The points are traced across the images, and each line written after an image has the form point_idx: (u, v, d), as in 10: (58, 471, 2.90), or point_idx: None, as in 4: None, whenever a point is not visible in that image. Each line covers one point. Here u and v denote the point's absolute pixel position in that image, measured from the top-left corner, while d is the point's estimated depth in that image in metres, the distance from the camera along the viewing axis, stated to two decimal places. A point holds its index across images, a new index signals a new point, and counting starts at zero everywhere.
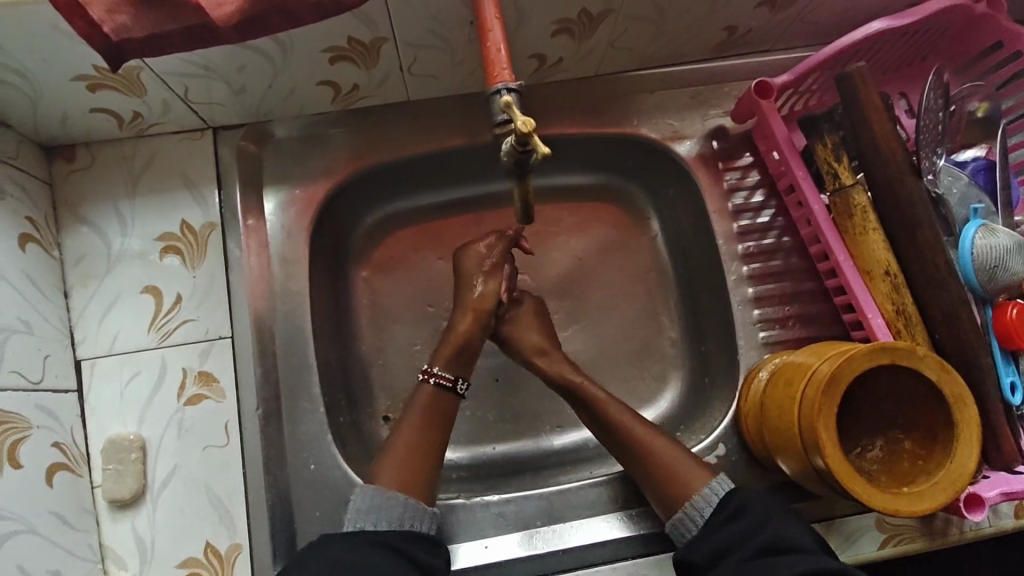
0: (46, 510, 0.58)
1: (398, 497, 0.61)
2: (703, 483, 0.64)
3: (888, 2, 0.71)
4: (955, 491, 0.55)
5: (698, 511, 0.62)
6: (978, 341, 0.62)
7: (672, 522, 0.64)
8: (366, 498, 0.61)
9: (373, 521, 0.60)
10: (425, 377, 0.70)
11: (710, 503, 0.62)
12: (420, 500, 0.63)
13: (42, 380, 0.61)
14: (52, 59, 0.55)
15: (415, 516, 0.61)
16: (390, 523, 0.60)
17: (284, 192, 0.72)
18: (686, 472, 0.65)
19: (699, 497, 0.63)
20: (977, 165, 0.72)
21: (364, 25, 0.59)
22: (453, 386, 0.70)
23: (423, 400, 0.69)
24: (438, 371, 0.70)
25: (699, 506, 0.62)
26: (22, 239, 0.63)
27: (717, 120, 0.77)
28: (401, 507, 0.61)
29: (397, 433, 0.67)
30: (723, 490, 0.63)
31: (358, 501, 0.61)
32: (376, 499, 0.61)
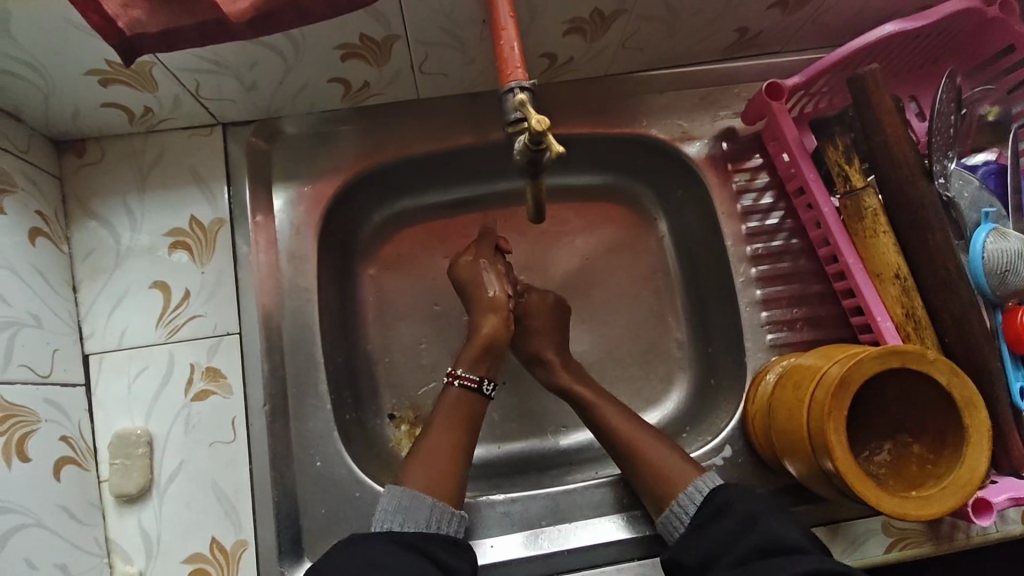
0: (54, 504, 0.58)
1: (427, 499, 0.61)
2: (689, 481, 0.64)
3: (901, 4, 0.70)
4: (964, 496, 0.55)
5: (683, 508, 0.63)
6: (988, 345, 0.62)
7: (663, 520, 0.64)
8: (394, 498, 0.61)
9: (400, 522, 0.60)
10: (449, 380, 0.70)
11: (694, 500, 0.62)
12: (449, 504, 0.62)
13: (51, 374, 0.62)
14: (64, 53, 0.55)
15: (443, 519, 0.61)
16: (417, 525, 0.60)
17: (293, 189, 0.72)
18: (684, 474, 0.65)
19: (683, 494, 0.63)
20: (989, 168, 0.72)
21: (377, 23, 0.59)
22: (478, 387, 0.70)
23: (452, 402, 0.69)
24: (462, 373, 0.70)
25: (683, 504, 0.63)
26: (32, 233, 0.63)
27: (727, 121, 0.77)
28: (428, 508, 0.61)
29: (432, 434, 0.67)
30: (708, 487, 0.63)
31: (385, 502, 0.61)
32: (403, 500, 0.61)
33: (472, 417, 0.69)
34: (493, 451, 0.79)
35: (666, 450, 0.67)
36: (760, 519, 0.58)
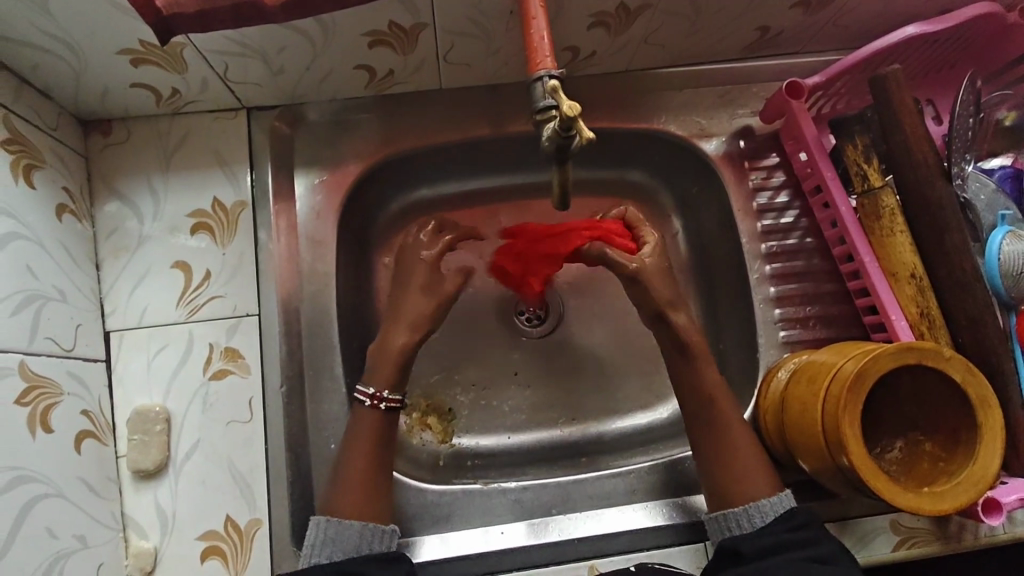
0: (74, 477, 0.59)
1: (354, 525, 0.61)
2: (772, 493, 0.62)
3: (921, 7, 0.71)
4: (977, 491, 0.56)
5: (759, 514, 0.61)
6: (1002, 346, 0.63)
7: (721, 514, 0.63)
8: (320, 529, 0.60)
9: (329, 553, 0.60)
10: (373, 402, 0.65)
11: (775, 512, 0.61)
12: (377, 522, 0.62)
13: (73, 349, 0.62)
14: (99, 31, 0.56)
15: (372, 538, 0.61)
16: (346, 552, 0.60)
17: (314, 175, 0.73)
18: (751, 458, 0.65)
19: (765, 502, 0.62)
20: (1005, 172, 0.72)
21: (406, 10, 0.60)
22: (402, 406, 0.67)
23: (372, 420, 0.65)
24: (387, 395, 0.66)
25: (763, 511, 0.61)
26: (59, 210, 0.63)
27: (745, 120, 0.78)
28: (356, 532, 0.61)
29: (353, 450, 0.64)
30: (788, 505, 0.61)
31: (311, 535, 0.60)
32: (328, 530, 0.60)
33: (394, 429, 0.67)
34: (505, 440, 0.80)
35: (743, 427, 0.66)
36: (795, 522, 0.59)
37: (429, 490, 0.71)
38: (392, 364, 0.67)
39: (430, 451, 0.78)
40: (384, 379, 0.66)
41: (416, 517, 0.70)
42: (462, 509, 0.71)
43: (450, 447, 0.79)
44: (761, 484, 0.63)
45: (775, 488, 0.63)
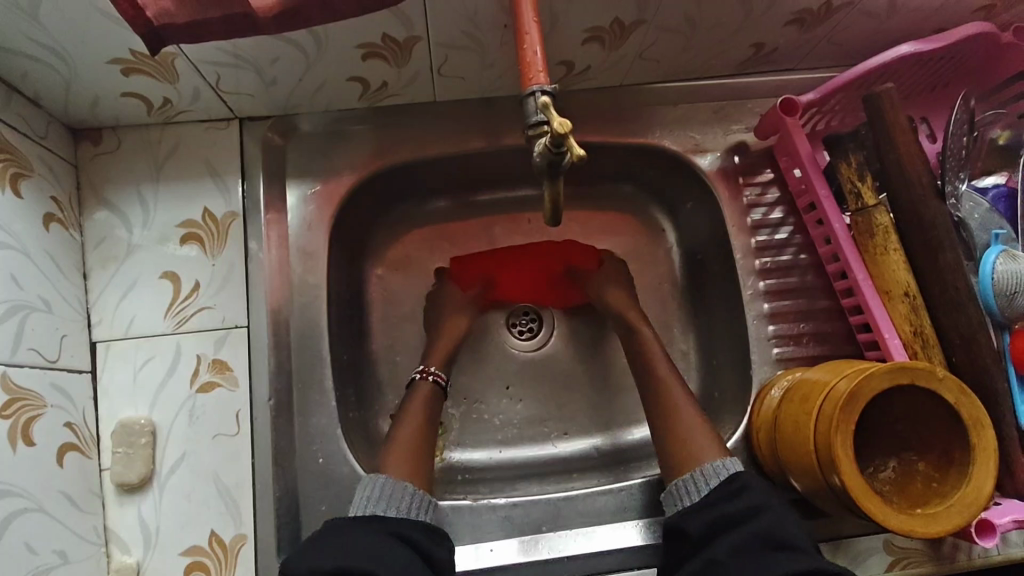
0: (56, 490, 0.58)
1: (410, 488, 0.62)
2: (715, 459, 0.63)
3: (915, 26, 0.71)
4: (970, 514, 0.55)
5: (702, 480, 0.62)
6: (995, 366, 0.63)
7: (672, 487, 0.64)
8: (378, 485, 0.62)
9: (383, 508, 0.61)
10: (422, 375, 0.73)
11: (718, 476, 0.62)
12: (428, 492, 0.64)
13: (58, 359, 0.62)
14: (88, 39, 0.55)
15: (422, 506, 0.62)
16: (399, 511, 0.61)
17: (306, 186, 0.72)
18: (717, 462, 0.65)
19: (709, 468, 0.63)
20: (999, 191, 0.71)
21: (400, 23, 0.60)
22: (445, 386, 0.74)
23: None
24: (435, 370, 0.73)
25: (706, 475, 0.62)
26: (46, 219, 0.63)
27: (739, 135, 0.77)
28: (412, 495, 0.62)
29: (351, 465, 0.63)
30: (733, 469, 0.62)
31: (369, 488, 0.62)
32: (386, 487, 0.62)
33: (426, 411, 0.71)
34: (496, 455, 0.79)
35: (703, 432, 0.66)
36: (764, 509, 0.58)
37: None
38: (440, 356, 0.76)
39: None
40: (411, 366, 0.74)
41: None
42: (451, 524, 0.70)
43: (441, 461, 0.78)
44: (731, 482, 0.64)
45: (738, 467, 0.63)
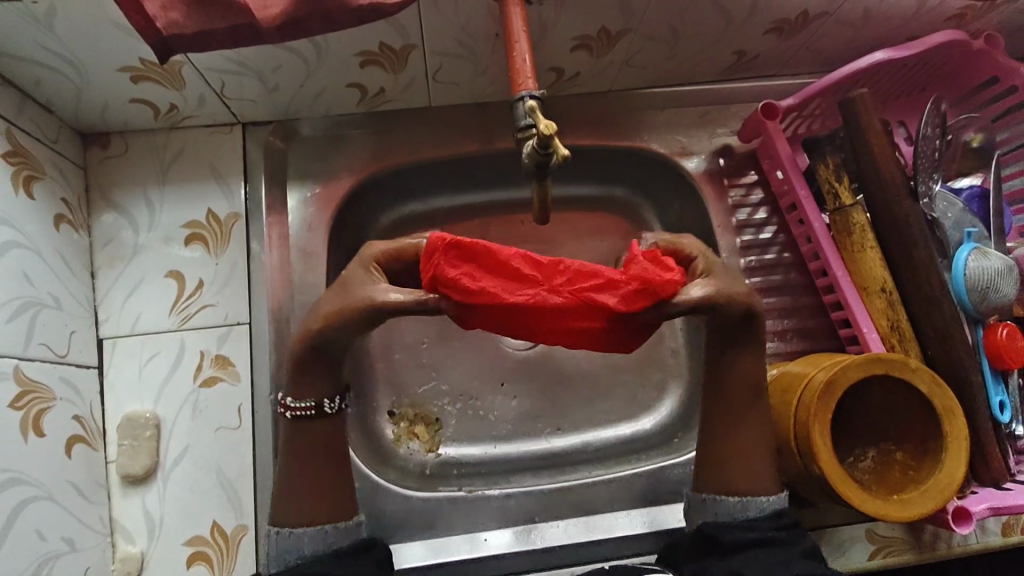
0: (64, 480, 0.60)
1: (310, 527, 0.60)
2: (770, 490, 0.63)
3: (890, 35, 0.74)
4: (942, 501, 0.57)
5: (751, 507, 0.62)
6: (969, 359, 0.65)
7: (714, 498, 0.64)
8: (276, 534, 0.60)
9: (290, 557, 0.60)
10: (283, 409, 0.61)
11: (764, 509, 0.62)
12: (335, 519, 0.61)
13: (67, 354, 0.64)
14: (99, 48, 0.58)
15: (332, 535, 0.61)
16: (307, 551, 0.60)
17: (306, 189, 0.74)
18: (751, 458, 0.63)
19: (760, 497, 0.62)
20: (972, 192, 0.75)
21: (397, 32, 0.62)
22: (317, 410, 0.60)
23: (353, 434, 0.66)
24: (291, 403, 0.60)
25: (758, 506, 0.62)
26: (56, 220, 0.65)
27: (724, 138, 0.81)
28: (313, 533, 0.60)
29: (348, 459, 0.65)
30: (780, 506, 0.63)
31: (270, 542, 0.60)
32: (280, 541, 0.60)
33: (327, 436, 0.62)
34: (491, 450, 0.81)
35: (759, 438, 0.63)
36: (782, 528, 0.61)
37: (414, 497, 0.72)
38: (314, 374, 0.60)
39: (417, 460, 0.79)
40: (312, 389, 0.60)
41: (397, 524, 0.71)
42: (446, 516, 0.72)
43: (437, 457, 0.80)
44: (763, 476, 0.63)
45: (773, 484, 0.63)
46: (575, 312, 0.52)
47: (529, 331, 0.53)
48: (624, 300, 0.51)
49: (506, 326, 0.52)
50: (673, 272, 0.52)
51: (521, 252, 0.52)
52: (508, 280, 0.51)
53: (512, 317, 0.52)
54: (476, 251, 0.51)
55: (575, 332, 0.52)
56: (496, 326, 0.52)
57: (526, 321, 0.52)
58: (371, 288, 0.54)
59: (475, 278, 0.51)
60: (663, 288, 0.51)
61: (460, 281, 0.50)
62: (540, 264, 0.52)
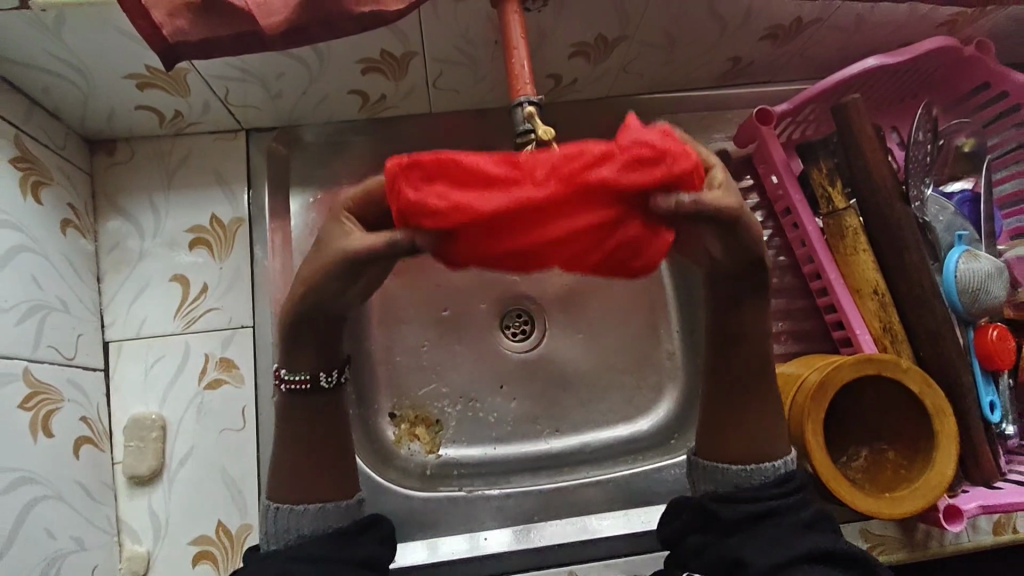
0: (72, 480, 0.62)
1: (311, 505, 0.60)
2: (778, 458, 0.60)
3: (882, 41, 0.76)
4: (932, 498, 0.58)
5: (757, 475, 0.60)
6: (960, 360, 0.66)
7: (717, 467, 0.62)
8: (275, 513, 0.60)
9: (289, 535, 0.59)
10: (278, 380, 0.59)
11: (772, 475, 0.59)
12: (335, 499, 0.61)
13: (75, 357, 0.65)
14: (107, 56, 0.59)
15: (331, 515, 0.60)
16: (305, 529, 0.59)
17: (308, 194, 0.76)
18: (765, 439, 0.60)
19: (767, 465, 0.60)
20: (964, 196, 0.77)
21: (398, 40, 0.64)
22: (313, 384, 0.59)
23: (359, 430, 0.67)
24: (285, 375, 0.58)
25: (764, 472, 0.59)
26: (63, 225, 0.66)
27: (720, 144, 0.82)
28: (313, 511, 0.60)
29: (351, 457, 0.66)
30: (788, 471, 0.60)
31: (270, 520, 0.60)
32: (280, 517, 0.59)
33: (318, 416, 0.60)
34: (490, 451, 0.82)
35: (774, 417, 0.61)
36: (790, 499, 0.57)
37: (415, 496, 0.75)
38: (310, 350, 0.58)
39: (418, 461, 0.81)
40: (307, 362, 0.58)
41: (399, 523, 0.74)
42: (445, 516, 0.75)
43: (437, 457, 0.81)
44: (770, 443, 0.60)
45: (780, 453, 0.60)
46: (568, 207, 0.39)
47: (530, 253, 0.40)
48: (629, 186, 0.39)
49: (500, 249, 0.40)
50: (685, 152, 0.40)
51: (492, 152, 0.40)
52: (479, 189, 0.39)
53: (501, 233, 0.39)
54: (431, 164, 0.39)
55: (577, 246, 0.40)
56: (488, 253, 0.40)
57: (523, 238, 0.40)
58: (341, 238, 0.48)
59: (443, 193, 0.39)
60: (672, 164, 0.39)
61: (424, 201, 0.38)
62: (518, 162, 0.39)
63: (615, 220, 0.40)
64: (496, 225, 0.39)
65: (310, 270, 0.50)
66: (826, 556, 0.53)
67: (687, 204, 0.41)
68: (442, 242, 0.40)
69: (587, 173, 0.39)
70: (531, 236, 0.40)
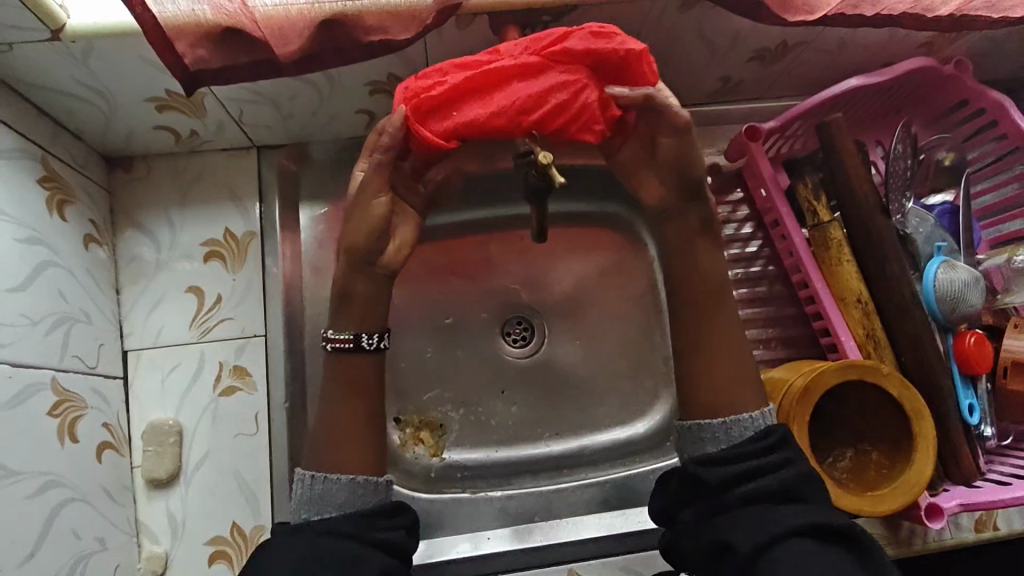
0: (95, 484, 0.65)
1: (342, 480, 0.59)
2: (753, 408, 0.62)
3: (865, 61, 0.79)
4: (912, 496, 0.61)
5: (736, 429, 0.61)
6: (940, 365, 0.70)
7: (696, 425, 0.62)
8: (307, 485, 0.59)
9: (317, 509, 0.58)
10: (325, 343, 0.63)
11: (752, 429, 0.60)
12: (366, 475, 0.60)
13: (97, 366, 0.68)
14: (130, 82, 0.63)
15: (361, 493, 0.59)
16: (335, 507, 0.58)
17: (318, 207, 0.80)
18: (733, 383, 0.63)
19: (746, 416, 0.61)
20: (944, 208, 0.80)
21: (404, 64, 0.67)
22: (355, 345, 0.62)
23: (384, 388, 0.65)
24: (331, 335, 0.62)
25: (743, 426, 0.60)
26: (86, 240, 0.70)
27: (712, 158, 0.85)
28: (343, 487, 0.59)
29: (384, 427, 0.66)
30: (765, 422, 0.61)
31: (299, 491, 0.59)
32: (313, 486, 0.59)
33: (358, 380, 0.62)
34: (492, 454, 0.85)
35: (736, 353, 0.64)
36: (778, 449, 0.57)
37: (420, 498, 0.79)
38: (360, 309, 0.63)
39: (422, 464, 0.83)
40: (352, 320, 0.63)
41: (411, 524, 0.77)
42: (449, 516, 0.79)
43: (441, 460, 0.84)
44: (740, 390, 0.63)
45: (756, 403, 0.62)
46: (530, 73, 0.55)
47: (505, 113, 0.55)
48: (567, 57, 0.54)
49: (482, 113, 0.55)
50: (612, 36, 0.54)
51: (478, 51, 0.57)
52: (472, 66, 0.55)
53: (483, 100, 0.55)
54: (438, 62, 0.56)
55: (546, 105, 0.55)
56: (475, 117, 0.55)
57: (499, 102, 0.55)
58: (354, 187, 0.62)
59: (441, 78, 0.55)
60: (599, 46, 0.54)
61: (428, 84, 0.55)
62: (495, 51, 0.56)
63: (569, 82, 0.55)
64: (477, 97, 0.55)
65: (355, 238, 0.61)
66: (812, 531, 0.51)
67: (623, 93, 0.56)
68: (442, 117, 0.56)
69: (539, 51, 0.54)
70: (503, 100, 0.55)
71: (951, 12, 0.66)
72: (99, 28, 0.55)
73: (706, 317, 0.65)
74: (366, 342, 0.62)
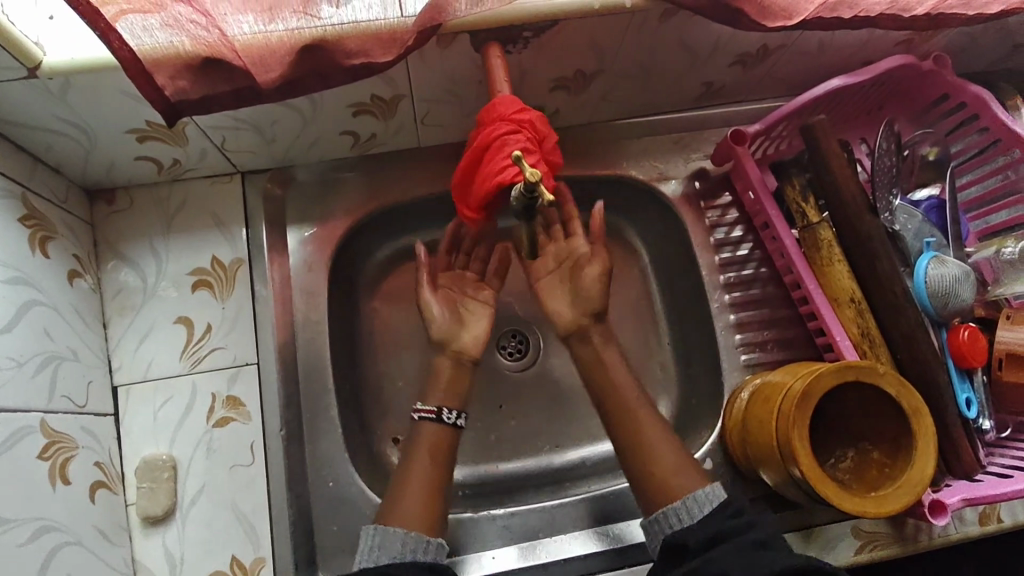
0: (90, 525, 0.63)
1: (400, 531, 0.62)
2: (701, 486, 0.64)
3: (845, 61, 0.80)
4: (915, 495, 0.61)
5: (694, 510, 0.62)
6: (935, 361, 0.70)
7: (658, 516, 0.64)
8: (370, 535, 0.62)
9: (377, 557, 0.61)
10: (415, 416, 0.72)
11: (708, 504, 0.62)
12: (424, 532, 0.63)
13: (86, 405, 0.67)
14: (110, 115, 0.62)
15: (418, 547, 0.62)
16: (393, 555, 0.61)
17: (305, 229, 0.79)
18: (679, 469, 0.65)
19: (699, 494, 0.63)
20: (931, 203, 0.81)
21: (386, 84, 0.67)
22: (439, 417, 0.70)
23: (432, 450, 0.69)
24: (419, 409, 0.71)
25: (697, 505, 0.62)
26: (70, 275, 0.69)
27: (699, 162, 0.86)
28: (401, 538, 0.62)
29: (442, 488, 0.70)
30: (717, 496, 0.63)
31: (363, 542, 0.63)
32: (376, 536, 0.62)
33: (438, 445, 0.69)
34: (492, 469, 0.84)
35: (670, 443, 0.67)
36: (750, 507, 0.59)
37: None
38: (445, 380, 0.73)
39: None
40: (437, 398, 0.72)
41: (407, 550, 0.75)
42: (457, 537, 0.76)
43: None
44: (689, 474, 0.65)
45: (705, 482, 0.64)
46: (501, 141, 0.59)
47: (491, 183, 0.59)
48: (524, 125, 0.59)
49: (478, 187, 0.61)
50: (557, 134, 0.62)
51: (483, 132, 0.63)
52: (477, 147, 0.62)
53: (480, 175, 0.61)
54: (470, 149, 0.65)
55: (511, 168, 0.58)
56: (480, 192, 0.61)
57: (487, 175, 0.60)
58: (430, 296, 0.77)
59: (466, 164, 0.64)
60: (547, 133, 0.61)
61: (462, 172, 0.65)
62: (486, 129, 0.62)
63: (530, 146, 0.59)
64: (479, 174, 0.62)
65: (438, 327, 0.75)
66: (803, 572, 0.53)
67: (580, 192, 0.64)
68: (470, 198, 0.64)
69: (507, 122, 0.59)
70: (488, 171, 0.60)
71: (927, 11, 0.66)
72: (77, 64, 0.54)
73: (632, 419, 0.69)
74: (448, 416, 0.71)
